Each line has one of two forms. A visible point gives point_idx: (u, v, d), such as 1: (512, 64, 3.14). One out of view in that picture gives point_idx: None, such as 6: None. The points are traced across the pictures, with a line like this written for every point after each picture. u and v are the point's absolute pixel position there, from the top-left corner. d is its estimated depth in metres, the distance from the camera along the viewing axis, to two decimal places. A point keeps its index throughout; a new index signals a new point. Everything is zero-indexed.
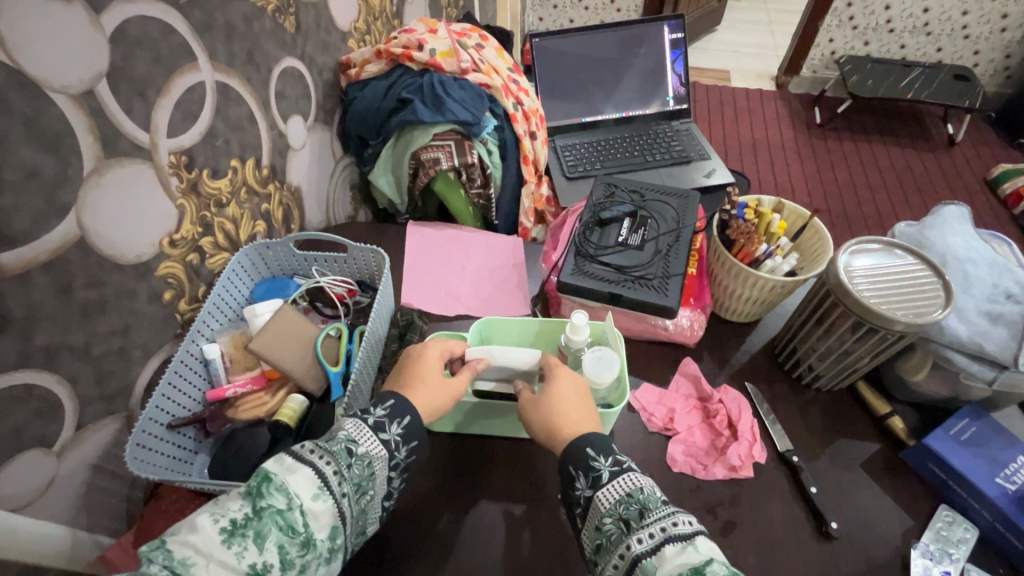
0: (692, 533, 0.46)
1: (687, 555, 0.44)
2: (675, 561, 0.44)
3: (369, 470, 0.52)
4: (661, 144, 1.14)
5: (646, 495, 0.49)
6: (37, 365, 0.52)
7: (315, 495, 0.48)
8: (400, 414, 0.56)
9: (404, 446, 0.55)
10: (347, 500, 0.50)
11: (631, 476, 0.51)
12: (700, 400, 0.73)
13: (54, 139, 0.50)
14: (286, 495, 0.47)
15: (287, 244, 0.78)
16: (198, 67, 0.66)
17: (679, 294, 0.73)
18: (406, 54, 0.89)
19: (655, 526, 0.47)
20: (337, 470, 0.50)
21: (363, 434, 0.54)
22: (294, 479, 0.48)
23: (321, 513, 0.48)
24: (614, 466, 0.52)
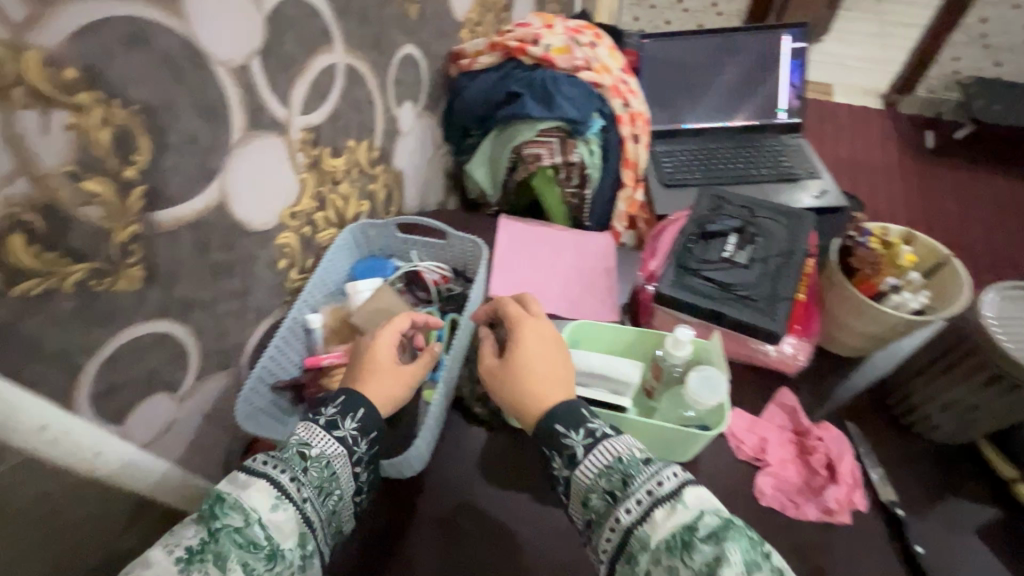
0: (677, 489, 0.45)
1: (677, 515, 0.43)
2: (667, 524, 0.43)
3: (329, 470, 0.52)
4: (767, 159, 1.08)
5: (626, 463, 0.47)
6: (173, 316, 0.56)
7: (274, 505, 0.48)
8: (352, 408, 0.56)
9: (362, 439, 0.55)
10: (311, 504, 0.50)
11: (608, 444, 0.49)
12: (797, 433, 0.69)
13: (213, 108, 0.54)
14: (241, 511, 0.46)
15: (389, 226, 0.81)
16: (334, 49, 0.69)
17: (786, 320, 0.69)
18: (520, 48, 0.89)
19: (640, 492, 0.45)
20: (294, 477, 0.50)
21: (316, 435, 0.53)
22: (249, 495, 0.47)
23: (285, 521, 0.48)
24: (588, 438, 0.50)
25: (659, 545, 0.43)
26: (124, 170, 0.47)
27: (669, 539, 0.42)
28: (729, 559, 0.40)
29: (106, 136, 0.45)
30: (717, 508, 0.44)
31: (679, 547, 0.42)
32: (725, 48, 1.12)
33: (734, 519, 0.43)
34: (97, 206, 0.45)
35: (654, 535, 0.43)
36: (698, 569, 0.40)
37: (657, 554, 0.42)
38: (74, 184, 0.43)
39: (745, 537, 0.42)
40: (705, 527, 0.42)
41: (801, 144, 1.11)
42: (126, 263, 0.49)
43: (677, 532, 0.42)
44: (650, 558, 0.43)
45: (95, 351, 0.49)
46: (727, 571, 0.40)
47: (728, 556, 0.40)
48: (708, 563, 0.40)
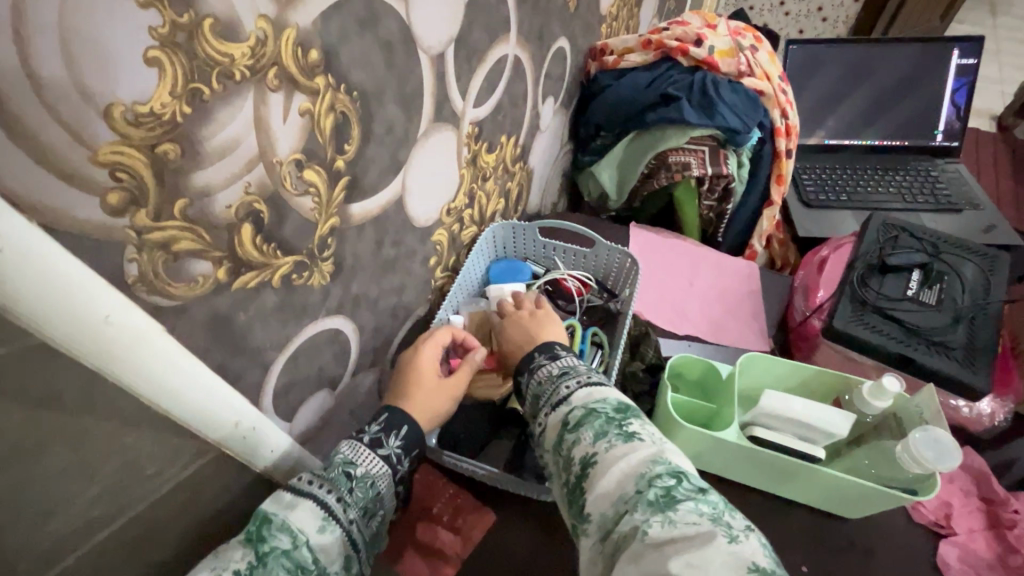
0: (570, 392, 0.47)
1: (559, 412, 0.47)
2: (553, 423, 0.47)
3: (373, 490, 0.49)
4: (923, 184, 0.98)
5: (537, 385, 0.51)
6: (345, 312, 0.54)
7: (321, 527, 0.44)
8: (396, 425, 0.52)
9: (406, 457, 0.52)
10: (356, 527, 0.46)
11: (536, 369, 0.52)
12: (984, 501, 0.61)
13: (411, 98, 0.51)
14: (289, 532, 0.42)
15: (531, 230, 0.77)
16: (509, 40, 0.65)
17: (988, 373, 0.61)
18: (681, 48, 0.84)
19: (543, 405, 0.49)
20: (341, 498, 0.46)
21: (360, 454, 0.50)
22: (296, 514, 0.43)
23: (331, 544, 0.44)
24: (522, 373, 0.54)
25: (550, 446, 0.46)
26: (336, 160, 0.44)
27: (555, 438, 0.46)
28: (582, 440, 0.43)
29: (329, 124, 0.42)
30: (597, 401, 0.45)
31: (558, 443, 0.45)
32: (853, 62, 1.03)
33: (601, 408, 0.44)
34: (311, 197, 0.43)
35: (547, 435, 0.47)
36: (566, 459, 0.43)
37: (550, 451, 0.46)
38: (297, 174, 0.41)
39: (608, 416, 0.44)
40: (573, 418, 0.45)
41: (960, 169, 1.01)
42: (322, 257, 0.47)
43: (558, 430, 0.46)
44: (550, 457, 0.46)
45: (283, 346, 0.47)
46: (579, 449, 0.42)
47: (582, 438, 0.43)
48: (569, 451, 0.43)
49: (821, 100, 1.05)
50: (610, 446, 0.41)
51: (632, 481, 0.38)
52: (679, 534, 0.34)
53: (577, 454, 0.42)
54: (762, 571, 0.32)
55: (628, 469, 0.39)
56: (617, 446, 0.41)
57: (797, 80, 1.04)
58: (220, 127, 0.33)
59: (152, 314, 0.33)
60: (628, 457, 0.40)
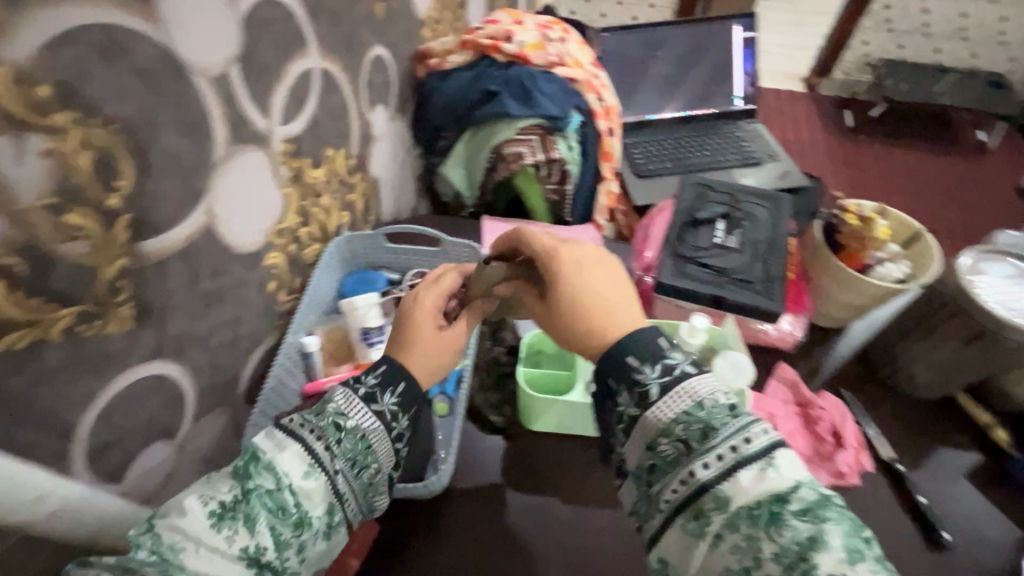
0: (764, 448, 0.43)
1: (769, 479, 0.41)
2: (753, 489, 0.41)
3: (363, 444, 0.48)
4: (730, 145, 1.13)
5: (708, 411, 0.45)
6: (167, 355, 0.51)
7: (306, 473, 0.45)
8: (392, 382, 0.52)
9: (402, 414, 0.51)
10: (342, 478, 0.47)
11: (691, 388, 0.47)
12: (800, 405, 0.72)
13: (195, 124, 0.49)
14: (274, 474, 0.44)
15: (377, 238, 0.77)
16: (308, 54, 0.64)
17: (782, 297, 0.72)
18: (494, 46, 0.88)
19: (723, 447, 0.43)
20: (328, 446, 0.47)
21: (353, 406, 0.49)
22: (284, 457, 0.45)
23: (314, 491, 0.45)
24: (664, 377, 0.48)
25: (739, 510, 0.41)
26: (108, 199, 0.41)
27: (753, 509, 0.40)
28: (828, 542, 0.37)
29: (86, 162, 0.39)
30: (812, 482, 0.41)
31: (767, 519, 0.39)
32: (674, 47, 1.15)
33: (836, 502, 0.40)
34: (82, 241, 0.40)
35: (738, 497, 0.41)
36: (788, 549, 0.38)
37: (725, 519, 0.41)
38: (55, 219, 0.38)
39: (848, 521, 0.39)
40: (802, 501, 0.40)
41: (757, 128, 1.17)
42: (116, 302, 0.44)
43: (765, 501, 0.40)
44: (724, 520, 0.41)
45: (88, 404, 0.43)
46: (824, 560, 0.36)
47: (829, 541, 0.37)
48: (801, 544, 0.37)
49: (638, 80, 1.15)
50: None
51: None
52: None
53: (822, 564, 0.36)
54: None
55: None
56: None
57: (627, 64, 1.15)
58: None
59: None
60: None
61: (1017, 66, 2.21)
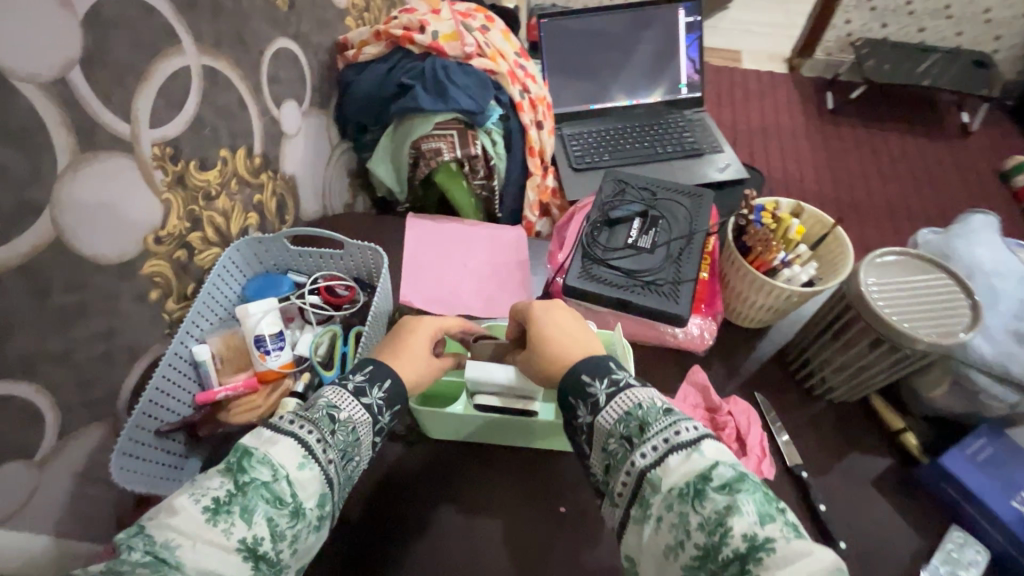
0: (696, 437, 0.45)
1: (693, 461, 0.44)
2: (681, 470, 0.44)
3: (353, 435, 0.49)
4: (672, 134, 1.09)
5: (645, 410, 0.48)
6: (13, 374, 0.49)
7: (301, 464, 0.45)
8: (381, 378, 0.53)
9: (387, 409, 0.52)
10: (334, 467, 0.47)
11: (630, 393, 0.50)
12: (708, 410, 0.70)
13: (23, 133, 0.46)
14: (269, 465, 0.43)
15: (280, 241, 0.75)
16: (182, 51, 0.61)
17: (690, 300, 0.70)
18: (406, 36, 0.84)
19: (657, 438, 0.46)
20: (321, 438, 0.47)
21: (344, 399, 0.50)
22: (277, 450, 0.44)
23: (309, 482, 0.44)
24: (611, 387, 0.51)
25: (671, 492, 0.43)
26: None
27: (681, 488, 0.43)
28: (741, 510, 0.40)
29: None
30: (732, 461, 0.44)
31: (691, 495, 0.42)
32: (658, 33, 1.10)
33: (750, 476, 0.43)
34: None
35: (667, 479, 0.44)
36: (709, 519, 0.40)
37: (661, 499, 0.43)
38: None
39: (761, 493, 0.41)
40: (720, 477, 0.42)
41: (702, 117, 1.13)
42: None
43: (691, 480, 0.43)
44: (661, 502, 0.43)
45: None
46: (738, 523, 0.39)
47: (741, 510, 0.40)
48: (718, 512, 0.40)
49: (579, 69, 1.11)
50: (785, 537, 0.38)
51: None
52: None
53: (736, 527, 0.39)
54: None
55: (812, 569, 0.36)
56: (792, 538, 0.38)
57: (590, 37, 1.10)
58: None
59: None
60: (811, 557, 0.37)
61: (1003, 45, 2.12)
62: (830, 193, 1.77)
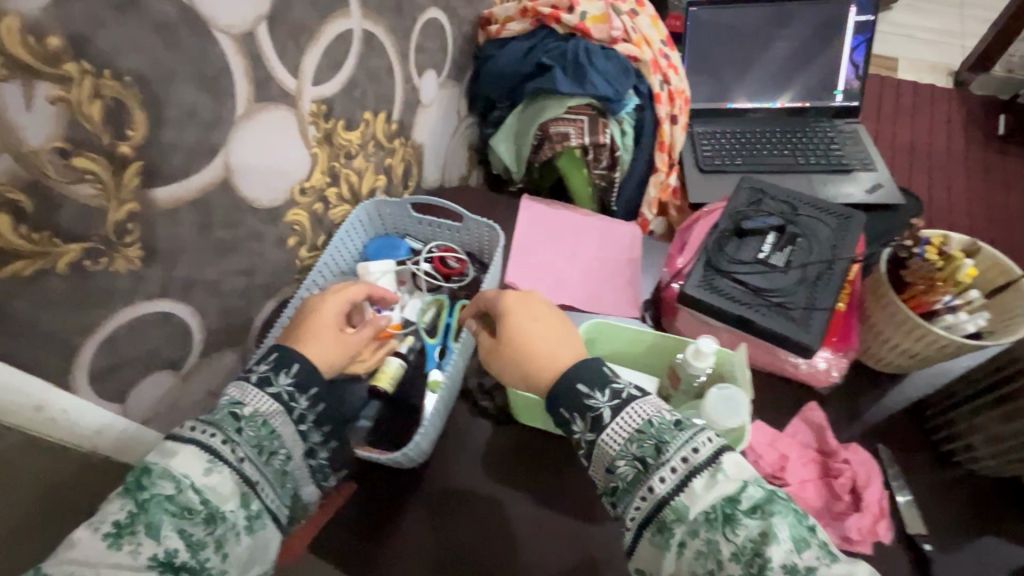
0: (713, 457, 0.43)
1: (720, 485, 0.42)
2: (708, 495, 0.42)
3: (265, 429, 0.51)
4: (818, 146, 0.99)
5: (657, 427, 0.45)
6: (175, 296, 0.55)
7: (206, 469, 0.46)
8: (287, 364, 0.53)
9: (300, 395, 0.53)
10: (248, 465, 0.48)
11: (636, 407, 0.46)
12: (821, 452, 0.64)
13: (214, 80, 0.50)
14: (171, 479, 0.44)
15: (404, 206, 0.77)
16: (349, 15, 0.64)
17: (822, 331, 0.64)
18: (554, 15, 0.82)
19: (675, 459, 0.43)
20: (227, 439, 0.48)
21: (248, 394, 0.51)
22: (178, 460, 0.45)
23: (220, 482, 0.46)
24: (613, 399, 0.47)
25: (698, 518, 0.41)
26: (118, 146, 0.44)
27: (712, 515, 0.41)
28: (776, 536, 0.38)
29: (97, 111, 0.42)
30: (757, 478, 0.42)
31: (721, 521, 0.40)
32: (820, 37, 1.00)
33: (779, 494, 0.41)
34: (91, 184, 0.43)
35: (693, 506, 0.42)
36: (744, 548, 0.39)
37: (692, 528, 0.41)
38: (63, 162, 0.41)
39: (792, 513, 0.40)
40: (750, 500, 0.40)
41: (856, 130, 1.02)
42: (124, 242, 0.47)
43: (718, 504, 0.41)
44: (686, 530, 0.41)
45: (93, 332, 0.48)
46: (776, 552, 0.38)
47: (777, 539, 0.38)
48: (754, 540, 0.39)
49: (724, 63, 1.03)
50: (824, 563, 0.38)
51: None
52: None
53: (774, 557, 0.38)
54: None
55: None
56: (833, 563, 0.38)
57: (743, 27, 1.00)
58: None
59: None
60: None
61: None
62: (982, 232, 1.55)
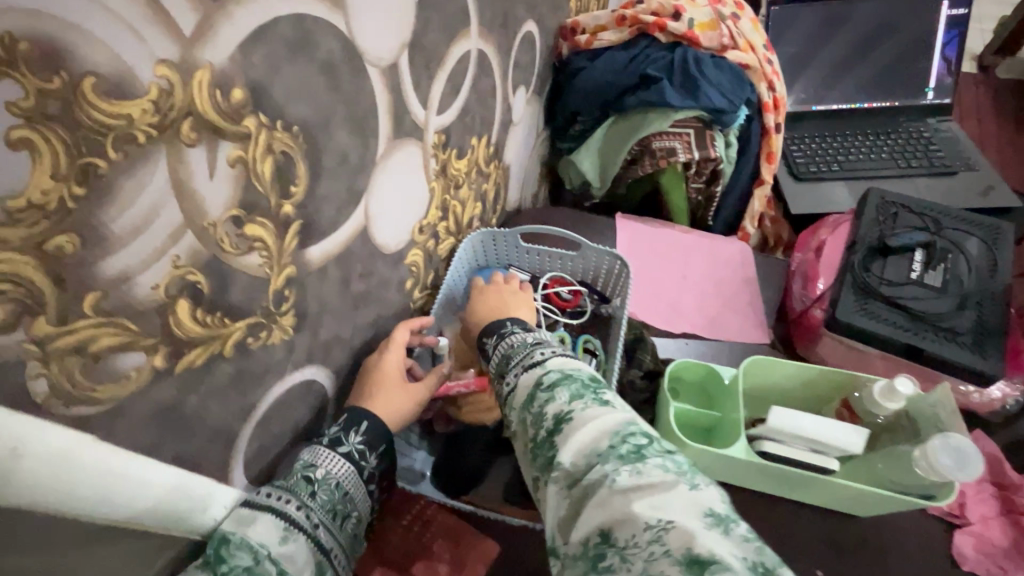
0: (543, 355, 0.44)
1: (532, 372, 0.42)
2: (525, 383, 0.42)
3: (339, 491, 0.46)
4: (916, 147, 0.95)
5: (511, 346, 0.47)
6: (317, 361, 0.49)
7: (283, 538, 0.40)
8: (356, 422, 0.50)
9: (370, 453, 0.49)
10: (324, 531, 0.43)
11: (512, 337, 0.49)
12: (998, 485, 0.60)
13: (364, 119, 0.45)
14: (248, 548, 0.38)
15: (514, 236, 0.72)
16: (469, 35, 0.58)
17: (1000, 357, 0.59)
18: (658, 23, 0.78)
19: (513, 366, 0.45)
20: (302, 504, 0.42)
21: (321, 455, 0.46)
22: (254, 529, 0.39)
23: (298, 552, 0.40)
24: (498, 337, 0.50)
25: (518, 405, 0.41)
26: (282, 206, 0.38)
27: (524, 397, 0.41)
28: (556, 397, 0.38)
29: (268, 169, 0.36)
30: (570, 363, 0.42)
31: (527, 401, 0.40)
32: (910, 33, 0.96)
33: (579, 372, 0.41)
34: (258, 252, 0.37)
35: (516, 396, 0.42)
36: (534, 416, 0.39)
37: (517, 411, 0.41)
38: (237, 231, 0.35)
39: (588, 382, 0.40)
40: (547, 378, 0.40)
41: (951, 129, 0.98)
42: (280, 311, 0.42)
43: (529, 389, 0.41)
44: (513, 416, 0.41)
45: (249, 415, 0.42)
46: (551, 407, 0.38)
47: (555, 397, 0.38)
48: (539, 406, 0.39)
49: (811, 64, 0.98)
50: (582, 408, 0.37)
51: (606, 439, 0.35)
52: (649, 480, 0.31)
53: (549, 413, 0.38)
54: (717, 515, 0.30)
55: (602, 427, 0.35)
56: (592, 407, 0.37)
57: (831, 24, 0.95)
58: (127, 202, 0.28)
59: (75, 429, 0.29)
60: (600, 419, 0.36)
61: None
62: None
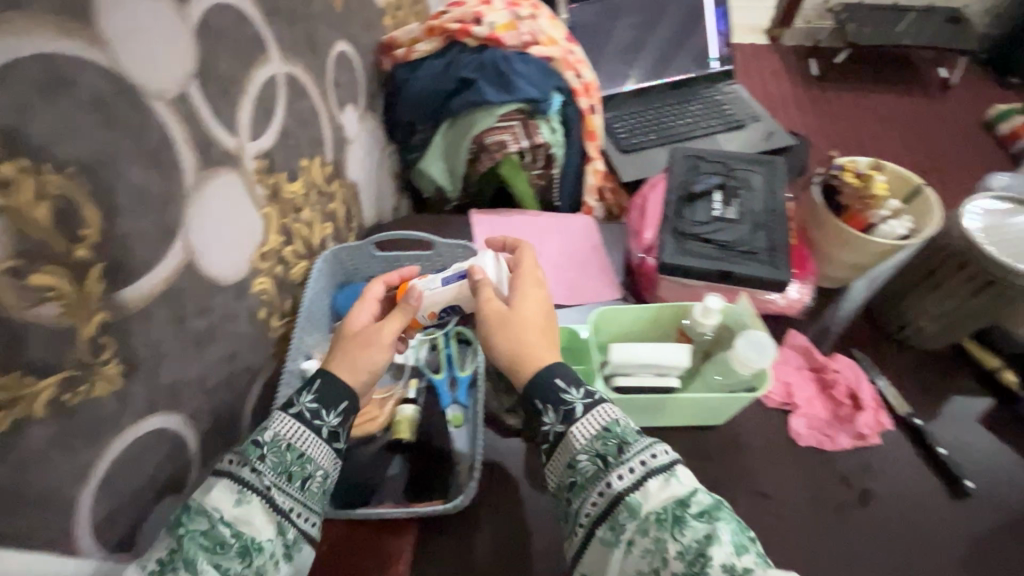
0: (668, 462, 0.45)
1: (672, 488, 0.44)
2: (660, 495, 0.43)
3: (291, 450, 0.47)
4: (713, 109, 1.10)
5: (623, 429, 0.47)
6: (163, 407, 0.47)
7: (238, 501, 0.44)
8: (310, 383, 0.50)
9: (326, 409, 0.49)
10: (277, 492, 0.45)
11: (606, 410, 0.48)
12: (813, 370, 0.72)
13: (157, 151, 0.44)
14: (204, 514, 0.42)
15: (366, 247, 0.73)
16: (270, 59, 0.59)
17: (789, 265, 0.71)
18: (464, 30, 0.85)
19: (635, 461, 0.45)
20: (254, 467, 0.45)
21: (278, 417, 0.48)
22: (211, 495, 0.43)
23: (253, 514, 0.43)
24: (587, 398, 0.49)
25: (647, 516, 0.43)
26: (75, 250, 0.37)
27: (659, 510, 0.43)
28: (718, 537, 0.41)
29: (44, 214, 0.35)
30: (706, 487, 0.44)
31: (669, 521, 0.42)
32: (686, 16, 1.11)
33: (723, 506, 0.43)
34: (52, 302, 0.36)
35: (647, 503, 0.43)
36: (687, 547, 0.41)
37: (641, 522, 0.43)
38: (19, 283, 0.34)
39: (735, 521, 0.43)
40: (698, 504, 0.43)
41: (737, 89, 1.15)
42: (100, 360, 0.40)
43: (668, 506, 0.43)
44: (636, 526, 0.43)
45: (86, 476, 0.40)
46: (716, 552, 0.40)
47: (717, 536, 0.41)
48: (698, 541, 0.41)
49: (612, 53, 1.12)
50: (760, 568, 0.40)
51: None
52: None
53: (714, 556, 0.40)
54: None
55: None
56: (764, 568, 0.40)
57: None
58: None
59: None
60: None
61: None
62: None
